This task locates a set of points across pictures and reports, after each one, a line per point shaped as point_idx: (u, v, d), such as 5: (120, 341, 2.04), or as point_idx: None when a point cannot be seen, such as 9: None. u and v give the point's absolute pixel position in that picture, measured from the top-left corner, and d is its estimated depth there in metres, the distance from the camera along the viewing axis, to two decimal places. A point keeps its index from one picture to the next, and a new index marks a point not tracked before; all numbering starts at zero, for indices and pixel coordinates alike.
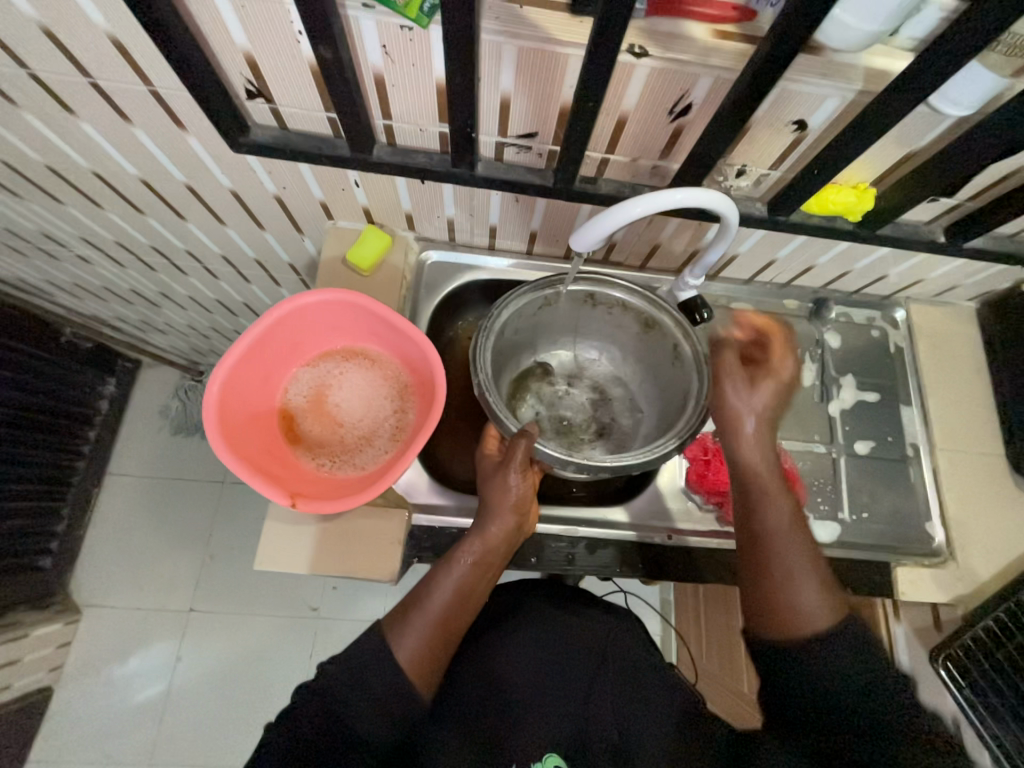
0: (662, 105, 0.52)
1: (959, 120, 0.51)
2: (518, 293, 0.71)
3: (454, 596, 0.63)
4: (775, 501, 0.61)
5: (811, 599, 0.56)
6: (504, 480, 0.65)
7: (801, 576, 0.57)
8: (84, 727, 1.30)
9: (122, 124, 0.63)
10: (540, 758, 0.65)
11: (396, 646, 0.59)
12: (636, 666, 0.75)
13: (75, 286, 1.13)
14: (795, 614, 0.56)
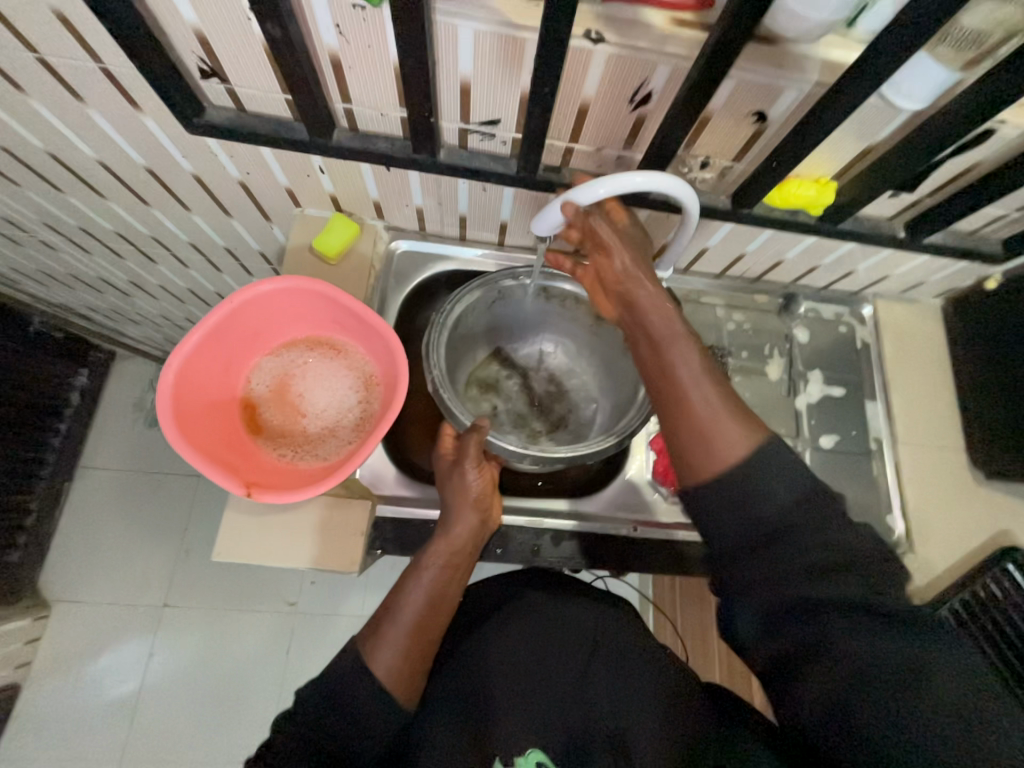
0: (622, 93, 0.52)
1: (914, 114, 0.51)
2: (472, 286, 0.73)
3: (426, 603, 0.63)
4: (680, 345, 0.55)
5: (726, 423, 0.51)
6: (463, 478, 0.65)
7: (697, 383, 0.53)
8: (53, 725, 1.28)
9: (75, 103, 0.61)
10: (525, 753, 0.61)
11: (374, 663, 0.59)
12: (630, 654, 0.71)
13: (40, 274, 1.09)
14: (709, 419, 0.52)
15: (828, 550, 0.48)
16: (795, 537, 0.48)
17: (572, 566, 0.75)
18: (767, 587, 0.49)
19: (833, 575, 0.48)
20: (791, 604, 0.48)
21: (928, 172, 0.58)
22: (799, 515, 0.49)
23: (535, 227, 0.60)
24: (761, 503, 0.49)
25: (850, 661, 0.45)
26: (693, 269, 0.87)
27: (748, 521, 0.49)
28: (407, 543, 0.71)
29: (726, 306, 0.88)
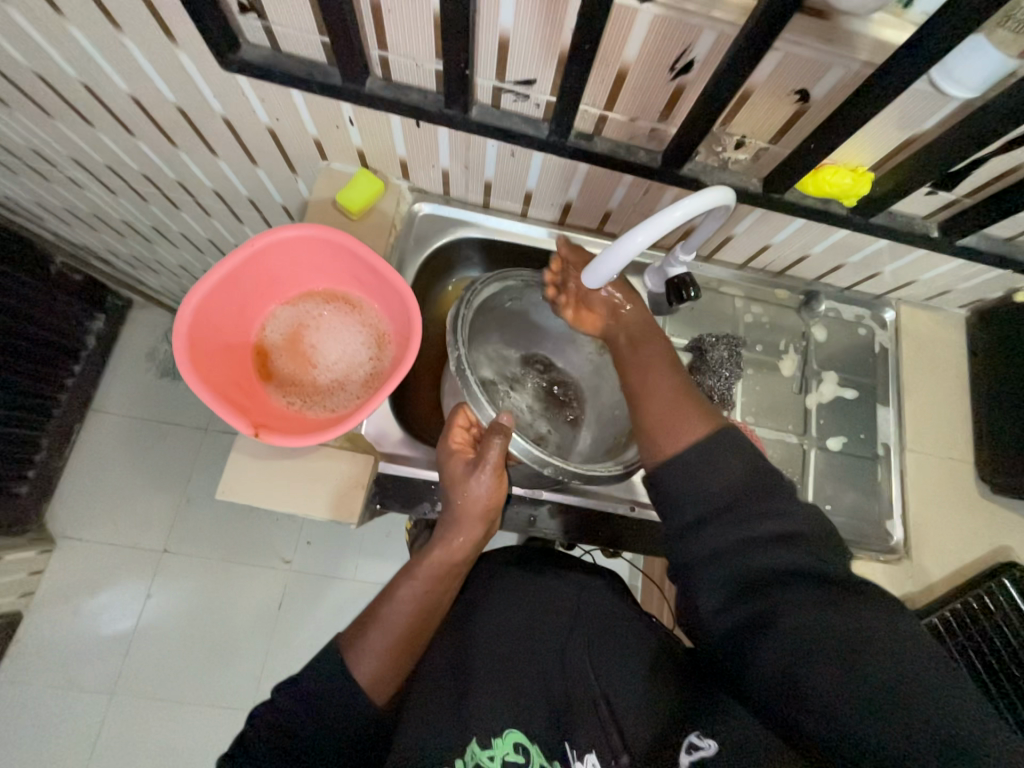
0: (664, 60, 0.51)
1: (964, 103, 0.50)
2: (506, 270, 0.74)
3: (415, 610, 0.63)
4: (651, 347, 0.68)
5: (687, 415, 0.61)
6: (476, 489, 0.64)
7: (665, 374, 0.65)
8: (51, 654, 1.33)
9: (111, 31, 0.60)
10: (501, 735, 0.60)
11: (356, 667, 0.59)
12: (613, 624, 0.71)
13: (65, 212, 1.10)
14: (667, 410, 0.62)
15: (778, 518, 0.54)
16: (747, 510, 0.54)
17: (567, 540, 0.75)
18: (720, 551, 0.53)
19: (777, 537, 0.53)
20: (742, 570, 0.52)
21: (968, 170, 0.57)
22: (745, 488, 0.55)
23: (584, 280, 0.63)
24: (713, 470, 0.56)
25: (785, 643, 0.48)
26: (716, 257, 0.86)
27: (701, 492, 0.56)
28: (408, 500, 0.72)
29: (745, 298, 0.86)
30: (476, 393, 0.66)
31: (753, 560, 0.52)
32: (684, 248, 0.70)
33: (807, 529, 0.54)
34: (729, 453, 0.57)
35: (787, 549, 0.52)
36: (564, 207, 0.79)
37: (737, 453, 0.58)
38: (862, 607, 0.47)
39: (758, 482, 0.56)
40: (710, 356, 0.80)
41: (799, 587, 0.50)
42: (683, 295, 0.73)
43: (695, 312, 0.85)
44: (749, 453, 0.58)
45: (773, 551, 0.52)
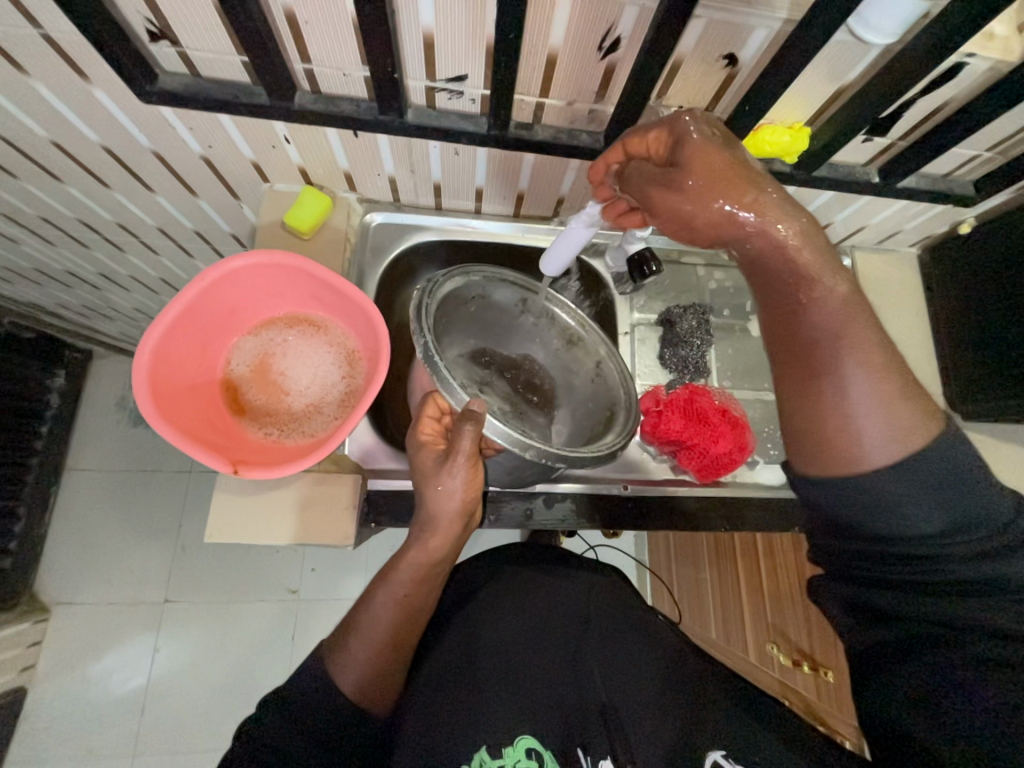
0: (591, 40, 0.50)
1: (884, 50, 0.51)
2: (472, 269, 0.72)
3: (396, 615, 0.62)
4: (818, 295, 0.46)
5: (874, 418, 0.45)
6: (449, 484, 0.62)
7: (848, 358, 0.46)
8: (63, 724, 1.29)
9: (17, 75, 0.57)
10: (512, 742, 0.60)
11: (339, 677, 0.58)
12: (621, 625, 0.73)
13: (3, 270, 1.05)
14: (843, 417, 0.46)
15: (973, 569, 0.44)
16: (928, 559, 0.45)
17: (566, 527, 0.76)
18: (874, 584, 0.47)
19: (962, 589, 0.44)
20: (891, 602, 0.46)
21: (899, 114, 0.58)
22: (949, 529, 0.44)
23: (546, 268, 0.69)
24: (921, 508, 0.44)
25: (927, 678, 0.44)
26: None
27: (874, 526, 0.46)
28: (400, 514, 0.71)
29: (707, 266, 0.87)
30: (443, 376, 0.61)
31: (910, 602, 0.45)
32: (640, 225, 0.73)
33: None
34: (940, 488, 0.44)
35: (973, 605, 0.44)
36: (516, 199, 0.79)
37: (948, 481, 0.44)
38: None
39: (975, 528, 0.44)
40: (680, 327, 0.81)
41: (975, 646, 0.43)
42: (645, 270, 0.75)
43: (660, 284, 0.85)
44: (973, 485, 0.44)
45: (950, 599, 0.44)
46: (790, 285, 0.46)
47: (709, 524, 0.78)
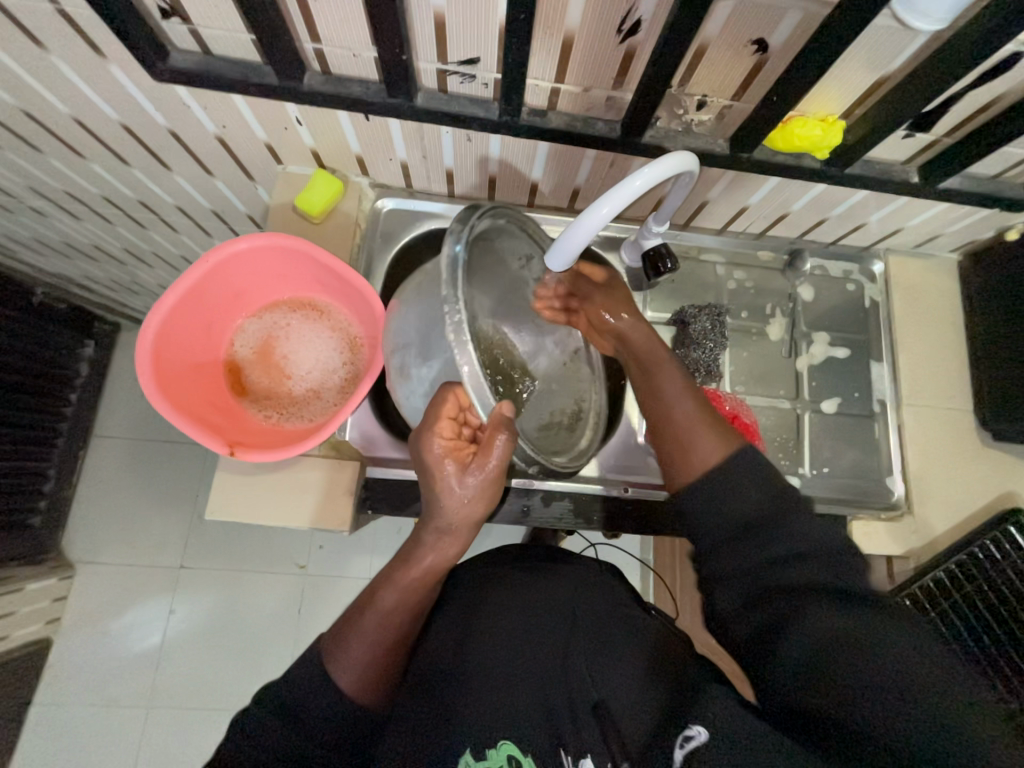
0: (610, 23, 0.48)
1: (933, 37, 0.46)
2: (496, 206, 0.56)
3: (403, 612, 0.62)
4: (666, 371, 0.64)
5: (704, 433, 0.59)
6: (467, 492, 0.60)
7: (682, 399, 0.62)
8: (85, 675, 1.36)
9: (36, 50, 0.58)
10: (495, 747, 0.57)
11: (339, 673, 0.60)
12: (611, 626, 0.69)
13: (35, 242, 1.08)
14: (684, 429, 0.60)
15: (791, 536, 0.52)
16: (762, 536, 0.52)
17: (562, 526, 0.75)
18: (743, 570, 0.53)
19: (793, 556, 0.51)
20: (763, 579, 0.51)
21: (946, 108, 0.54)
22: (763, 511, 0.54)
23: (553, 263, 0.55)
24: (739, 495, 0.55)
25: (802, 647, 0.47)
26: (693, 223, 0.83)
27: (723, 511, 0.55)
28: (397, 504, 0.72)
29: (727, 264, 0.83)
30: (477, 378, 0.47)
31: (778, 575, 0.51)
32: (656, 220, 0.68)
33: (824, 547, 0.51)
34: (749, 477, 0.55)
35: (809, 570, 0.50)
36: (531, 188, 0.76)
37: (759, 471, 0.56)
38: (887, 634, 0.45)
39: (779, 508, 0.54)
40: (693, 327, 0.78)
41: (815, 602, 0.48)
42: (659, 268, 0.72)
43: (676, 283, 0.82)
44: (771, 474, 0.56)
45: (792, 568, 0.51)
46: (647, 355, 0.65)
47: None
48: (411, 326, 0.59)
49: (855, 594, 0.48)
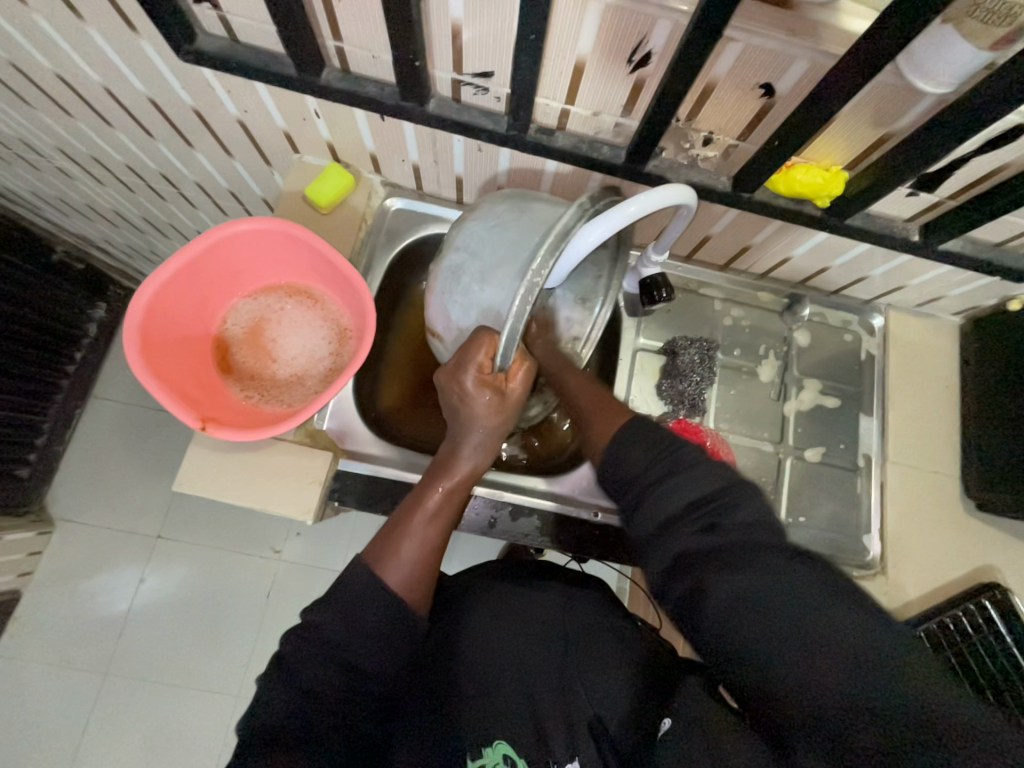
0: (621, 53, 0.49)
1: (938, 100, 0.47)
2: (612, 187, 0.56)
3: (443, 520, 0.62)
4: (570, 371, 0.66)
5: (607, 415, 0.62)
6: (503, 408, 0.63)
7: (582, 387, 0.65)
8: (49, 631, 1.36)
9: (75, 20, 0.60)
10: (490, 742, 0.57)
11: (389, 577, 0.58)
12: (597, 634, 0.68)
13: (60, 200, 1.11)
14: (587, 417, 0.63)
15: (685, 486, 0.53)
16: (652, 490, 0.54)
17: (527, 542, 0.74)
18: (657, 544, 0.52)
19: (685, 515, 0.52)
20: (678, 553, 0.50)
21: (949, 170, 0.54)
22: (658, 464, 0.55)
23: (552, 276, 0.53)
24: (633, 455, 0.57)
25: (729, 616, 0.44)
26: (696, 256, 0.84)
27: (626, 471, 0.57)
28: (365, 499, 0.72)
29: (725, 301, 0.83)
30: (513, 338, 0.53)
31: (682, 537, 0.50)
32: (655, 248, 0.68)
33: (720, 485, 0.52)
34: (642, 438, 0.58)
35: (711, 527, 0.50)
36: None
37: (655, 436, 0.58)
38: (782, 566, 0.45)
39: (668, 457, 0.55)
40: (681, 360, 0.78)
41: (720, 555, 0.47)
42: (654, 297, 0.73)
43: (672, 312, 0.82)
44: (645, 429, 0.59)
45: (699, 524, 0.50)
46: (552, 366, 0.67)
47: None
48: (486, 244, 0.60)
49: (753, 536, 0.48)
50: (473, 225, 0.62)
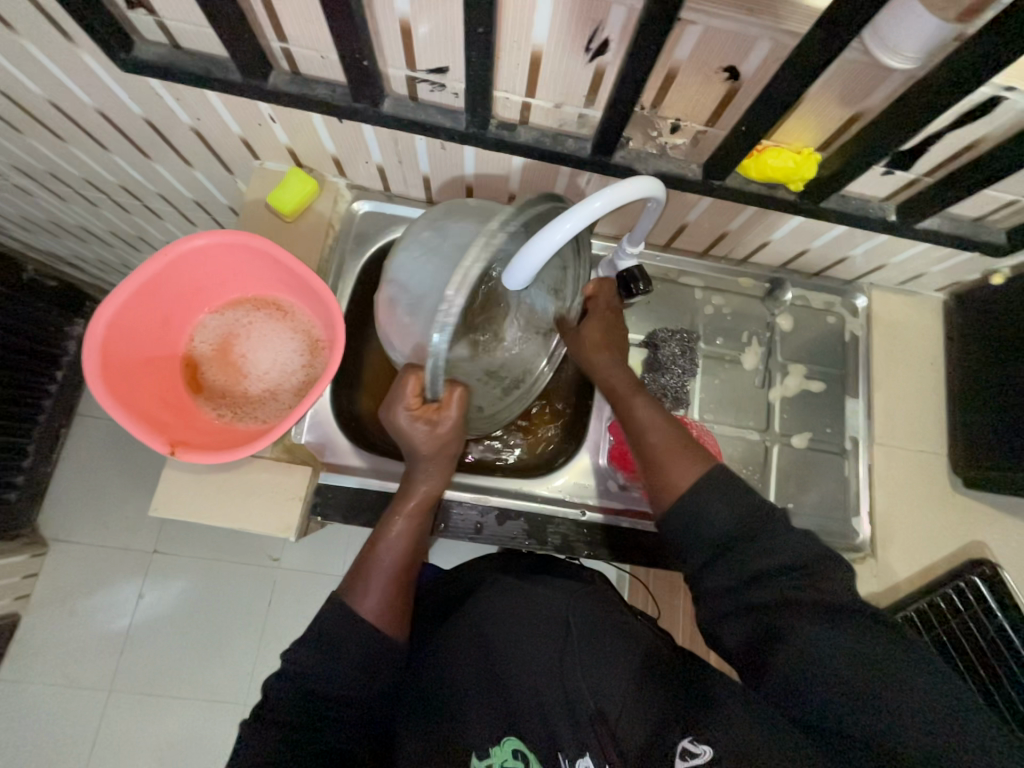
0: (577, 41, 0.46)
1: (909, 75, 0.45)
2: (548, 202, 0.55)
3: (407, 545, 0.64)
4: (637, 398, 0.65)
5: (681, 456, 0.60)
6: (438, 436, 0.61)
7: (654, 421, 0.63)
8: (49, 653, 1.36)
9: (7, 33, 0.57)
10: (500, 741, 0.57)
11: (362, 607, 0.60)
12: (603, 627, 0.63)
13: (23, 219, 1.08)
14: (660, 454, 0.60)
15: (770, 554, 0.53)
16: (743, 555, 0.53)
17: (515, 546, 0.74)
18: (729, 593, 0.54)
19: (771, 578, 0.52)
20: (758, 610, 0.52)
21: (924, 147, 0.52)
22: (743, 529, 0.54)
23: (509, 285, 0.53)
24: (713, 512, 0.55)
25: (795, 666, 0.48)
26: (674, 244, 0.82)
27: (702, 529, 0.56)
28: (348, 511, 0.71)
29: (706, 289, 0.82)
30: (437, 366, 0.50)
31: (764, 593, 0.52)
32: (629, 241, 0.65)
33: (806, 555, 0.53)
34: (727, 493, 0.56)
35: (785, 592, 0.51)
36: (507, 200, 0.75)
37: (735, 492, 0.56)
38: (865, 637, 0.48)
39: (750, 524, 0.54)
40: (662, 352, 0.77)
41: (800, 615, 0.50)
42: (631, 291, 0.70)
43: (652, 304, 0.81)
44: (736, 489, 0.56)
45: (777, 582, 0.52)
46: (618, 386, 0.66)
47: (667, 562, 0.74)
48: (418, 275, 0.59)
49: (842, 604, 0.50)
50: (401, 260, 0.62)
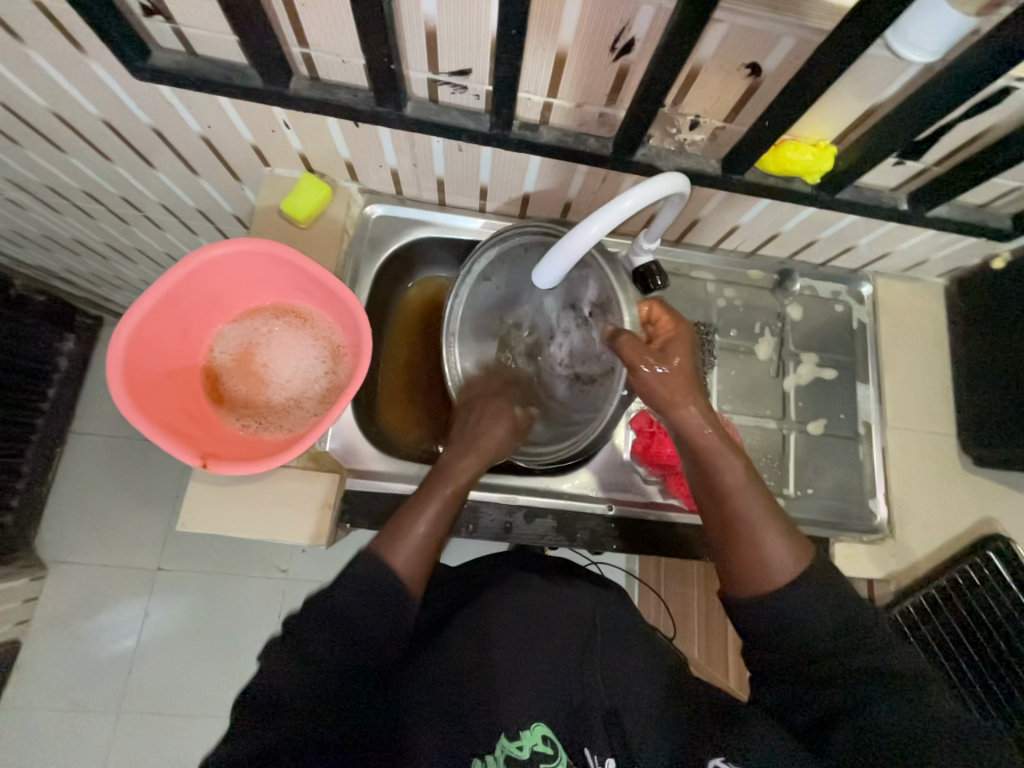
0: (603, 41, 0.47)
1: (925, 68, 0.46)
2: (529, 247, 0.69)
3: (443, 499, 0.62)
4: (726, 458, 0.58)
5: (770, 527, 0.56)
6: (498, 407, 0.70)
7: (744, 494, 0.57)
8: (55, 678, 1.33)
9: (13, 43, 0.56)
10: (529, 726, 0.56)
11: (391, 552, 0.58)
12: (625, 637, 0.66)
13: (14, 233, 1.05)
14: (742, 542, 0.56)
15: (865, 657, 0.51)
16: (827, 652, 0.52)
17: (544, 544, 0.74)
18: (803, 679, 0.52)
19: (857, 672, 0.50)
20: (832, 699, 0.50)
21: (936, 138, 0.54)
22: (839, 624, 0.52)
23: (540, 281, 0.59)
24: (809, 609, 0.53)
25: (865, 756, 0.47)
26: (684, 239, 0.83)
27: (793, 618, 0.53)
28: (377, 517, 0.71)
29: (717, 282, 0.83)
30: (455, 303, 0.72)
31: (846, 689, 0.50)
32: (646, 237, 0.65)
33: (901, 666, 0.50)
34: (823, 589, 0.54)
35: (868, 691, 0.49)
36: (521, 201, 0.76)
37: (832, 593, 0.54)
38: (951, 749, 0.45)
39: (849, 625, 0.52)
40: None
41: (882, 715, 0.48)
42: (650, 285, 0.68)
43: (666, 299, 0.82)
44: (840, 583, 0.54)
45: (863, 682, 0.50)
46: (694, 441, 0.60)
47: (692, 552, 0.75)
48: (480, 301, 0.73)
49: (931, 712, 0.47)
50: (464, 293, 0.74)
